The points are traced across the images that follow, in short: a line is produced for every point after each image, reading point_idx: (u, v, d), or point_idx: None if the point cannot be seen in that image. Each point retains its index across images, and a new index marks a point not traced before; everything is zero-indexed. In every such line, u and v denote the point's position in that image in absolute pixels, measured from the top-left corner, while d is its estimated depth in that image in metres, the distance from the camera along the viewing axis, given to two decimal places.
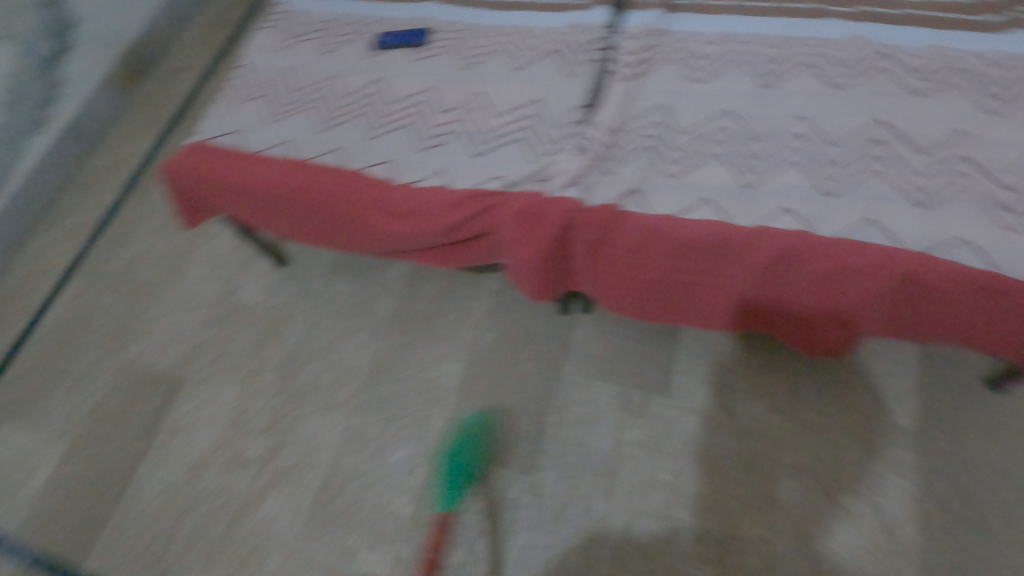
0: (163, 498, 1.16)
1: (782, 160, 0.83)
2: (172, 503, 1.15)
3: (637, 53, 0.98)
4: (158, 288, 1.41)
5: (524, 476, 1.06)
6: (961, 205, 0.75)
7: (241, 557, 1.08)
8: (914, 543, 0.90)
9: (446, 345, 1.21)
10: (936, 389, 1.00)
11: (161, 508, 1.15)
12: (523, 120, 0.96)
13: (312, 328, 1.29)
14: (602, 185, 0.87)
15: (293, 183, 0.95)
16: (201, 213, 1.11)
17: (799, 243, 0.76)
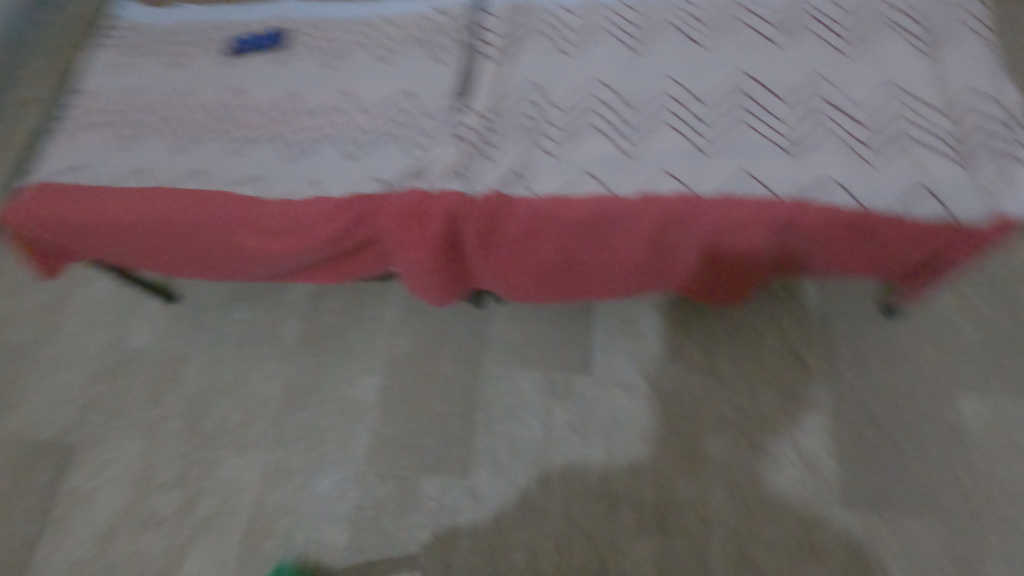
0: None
1: (659, 125, 0.83)
2: None
3: (501, 33, 0.95)
4: (35, 349, 1.27)
5: (458, 480, 1.03)
6: (824, 147, 0.77)
7: None
8: (836, 475, 0.94)
9: (360, 359, 1.15)
10: (839, 323, 1.03)
11: None
12: (395, 114, 0.91)
13: (216, 365, 1.20)
14: (482, 171, 0.84)
15: (157, 214, 0.88)
16: (64, 259, 1.01)
17: (681, 205, 0.76)
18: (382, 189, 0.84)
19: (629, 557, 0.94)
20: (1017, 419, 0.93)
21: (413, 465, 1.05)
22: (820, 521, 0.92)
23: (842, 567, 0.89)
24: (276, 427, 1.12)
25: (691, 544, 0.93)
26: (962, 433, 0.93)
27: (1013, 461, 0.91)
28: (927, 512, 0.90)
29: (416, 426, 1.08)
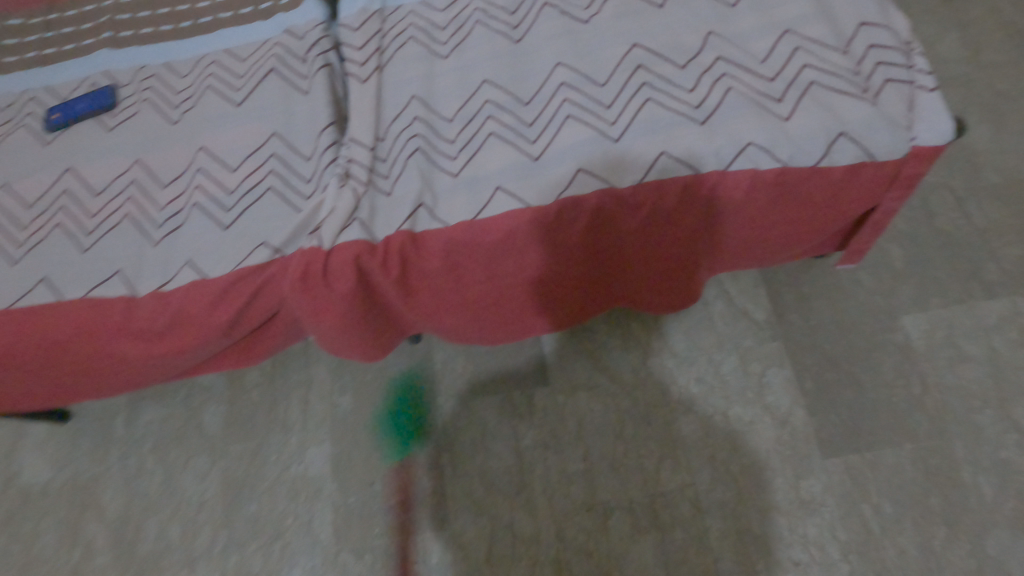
0: None
1: (560, 119, 0.76)
2: None
3: (365, 48, 0.84)
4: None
5: (439, 532, 0.95)
6: (732, 107, 0.72)
7: None
8: (808, 424, 0.94)
9: (301, 430, 1.04)
10: (776, 270, 1.03)
11: None
12: (266, 163, 0.80)
13: (137, 478, 1.05)
14: (382, 211, 0.74)
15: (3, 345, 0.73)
16: None
17: (603, 202, 0.70)
18: (271, 254, 0.72)
19: (631, 563, 0.90)
20: (955, 325, 0.96)
21: (387, 529, 0.96)
22: (804, 473, 0.91)
23: (835, 513, 0.89)
24: (223, 530, 1.00)
25: (689, 531, 0.90)
26: (910, 352, 0.95)
27: (961, 367, 0.94)
28: (898, 437, 0.91)
29: (380, 486, 0.99)
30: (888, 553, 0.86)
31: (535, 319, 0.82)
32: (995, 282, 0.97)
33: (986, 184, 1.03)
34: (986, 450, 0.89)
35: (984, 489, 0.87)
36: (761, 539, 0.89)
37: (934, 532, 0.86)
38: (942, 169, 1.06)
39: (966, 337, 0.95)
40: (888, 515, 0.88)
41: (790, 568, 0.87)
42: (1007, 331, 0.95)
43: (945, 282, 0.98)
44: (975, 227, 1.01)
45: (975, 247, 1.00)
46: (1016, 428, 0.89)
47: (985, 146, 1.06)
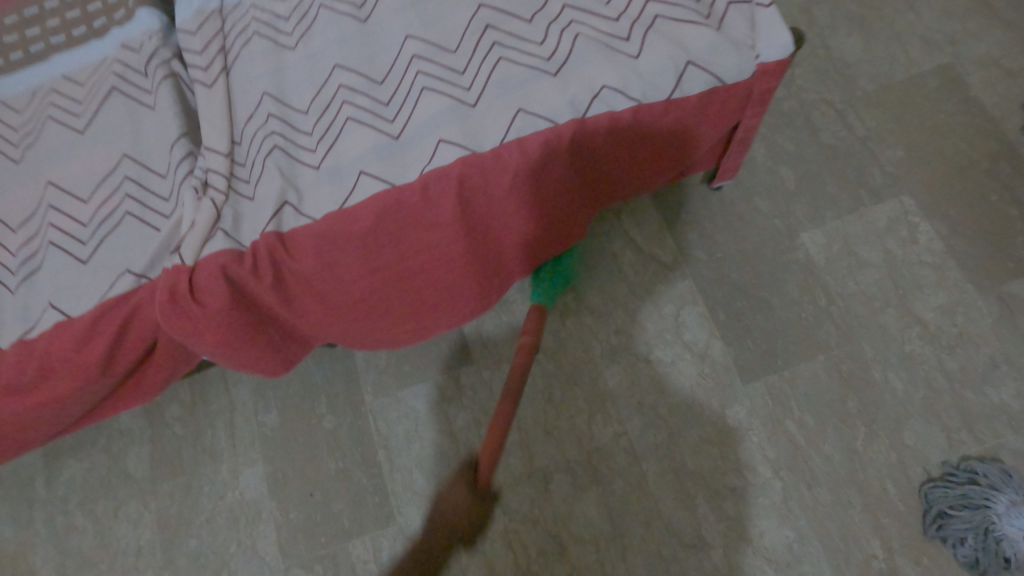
0: None
1: (416, 92, 0.73)
2: None
3: (206, 50, 0.80)
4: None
5: (387, 529, 0.94)
6: (582, 54, 0.71)
7: None
8: (727, 354, 0.95)
9: (231, 456, 1.01)
10: (677, 211, 1.03)
11: None
12: (120, 188, 0.75)
13: (66, 538, 1.00)
14: (247, 216, 0.71)
15: None
16: None
17: (465, 170, 0.68)
18: (135, 281, 0.69)
19: (577, 521, 0.91)
20: (851, 234, 0.98)
21: (333, 537, 0.95)
22: (728, 402, 0.93)
23: (761, 434, 0.91)
24: (167, 571, 0.97)
25: (628, 479, 0.91)
26: (812, 267, 0.98)
27: (861, 273, 0.96)
28: (811, 351, 0.94)
29: (320, 496, 0.97)
30: (815, 462, 0.89)
31: (438, 314, 0.77)
32: (881, 186, 1.00)
33: (862, 93, 1.06)
34: (892, 347, 0.92)
35: (895, 385, 0.90)
36: (696, 473, 0.90)
37: (854, 434, 0.89)
38: (821, 85, 1.07)
39: (861, 244, 0.98)
40: (811, 426, 0.90)
41: (727, 495, 0.89)
42: (898, 231, 0.97)
43: (837, 195, 1.01)
44: (856, 137, 1.03)
45: (859, 155, 1.02)
46: (916, 322, 0.93)
47: (856, 56, 1.08)
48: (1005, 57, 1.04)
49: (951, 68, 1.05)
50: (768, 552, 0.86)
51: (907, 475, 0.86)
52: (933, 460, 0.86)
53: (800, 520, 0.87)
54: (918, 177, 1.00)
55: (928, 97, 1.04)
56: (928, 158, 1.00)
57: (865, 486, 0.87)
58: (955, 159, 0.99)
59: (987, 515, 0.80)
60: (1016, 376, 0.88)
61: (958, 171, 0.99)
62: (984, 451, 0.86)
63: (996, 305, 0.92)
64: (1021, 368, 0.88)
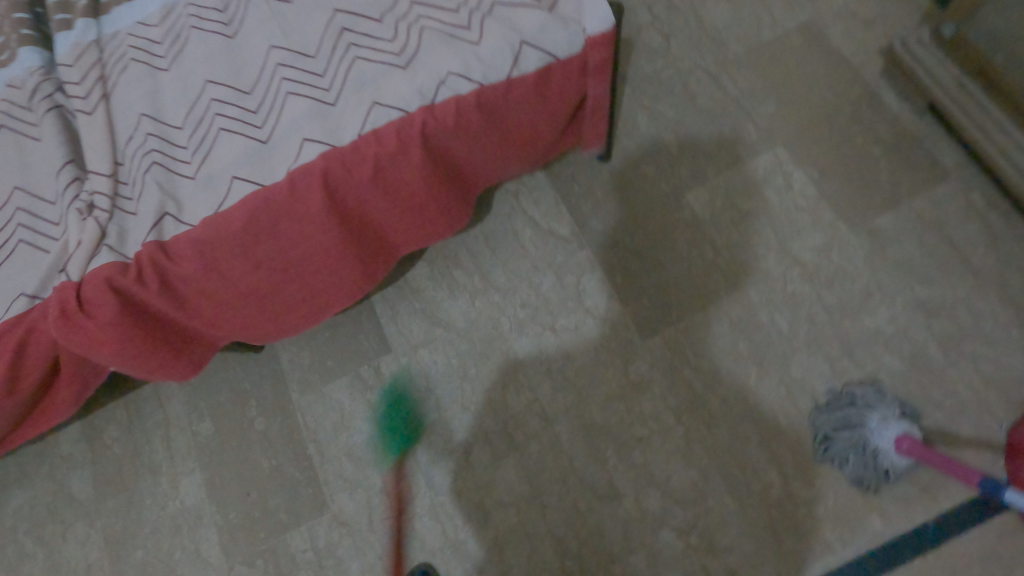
0: None
1: (281, 98, 0.78)
2: None
3: (85, 81, 0.84)
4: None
5: (321, 518, 0.98)
6: (428, 46, 0.76)
7: None
8: (625, 314, 1.01)
9: (169, 467, 1.05)
10: (570, 186, 1.09)
11: None
12: (13, 218, 0.79)
13: (17, 565, 1.03)
14: (133, 230, 0.76)
15: None
16: None
17: (327, 164, 0.73)
18: (29, 302, 0.73)
19: (498, 487, 0.95)
20: (731, 188, 1.04)
21: (272, 531, 0.99)
22: (630, 358, 0.98)
23: (662, 384, 0.96)
24: None
25: (542, 441, 0.96)
26: (699, 223, 1.03)
27: (743, 224, 1.02)
28: (703, 301, 0.99)
29: (256, 494, 1.01)
30: (713, 405, 0.94)
31: (331, 295, 0.84)
32: (757, 141, 1.06)
33: (733, 55, 1.12)
34: (777, 289, 0.98)
35: (780, 324, 0.96)
36: (605, 428, 0.95)
37: (747, 374, 0.95)
38: (695, 52, 1.13)
39: (742, 196, 1.03)
40: (706, 371, 0.96)
41: (634, 445, 0.94)
42: (774, 181, 1.03)
43: (716, 153, 1.06)
44: (730, 97, 1.09)
45: (734, 114, 1.08)
46: (796, 263, 0.98)
47: (725, 22, 1.14)
48: (861, 7, 1.10)
49: (813, 24, 1.11)
50: (675, 493, 0.91)
51: (796, 406, 0.92)
52: (819, 389, 0.92)
53: (702, 460, 0.92)
54: (790, 129, 1.06)
55: (795, 53, 1.10)
56: (797, 110, 1.06)
57: (760, 420, 0.92)
58: (821, 108, 1.06)
59: (864, 433, 0.84)
60: (889, 302, 0.94)
61: (825, 118, 1.05)
62: (864, 375, 0.91)
63: (866, 238, 0.98)
64: (893, 294, 0.94)
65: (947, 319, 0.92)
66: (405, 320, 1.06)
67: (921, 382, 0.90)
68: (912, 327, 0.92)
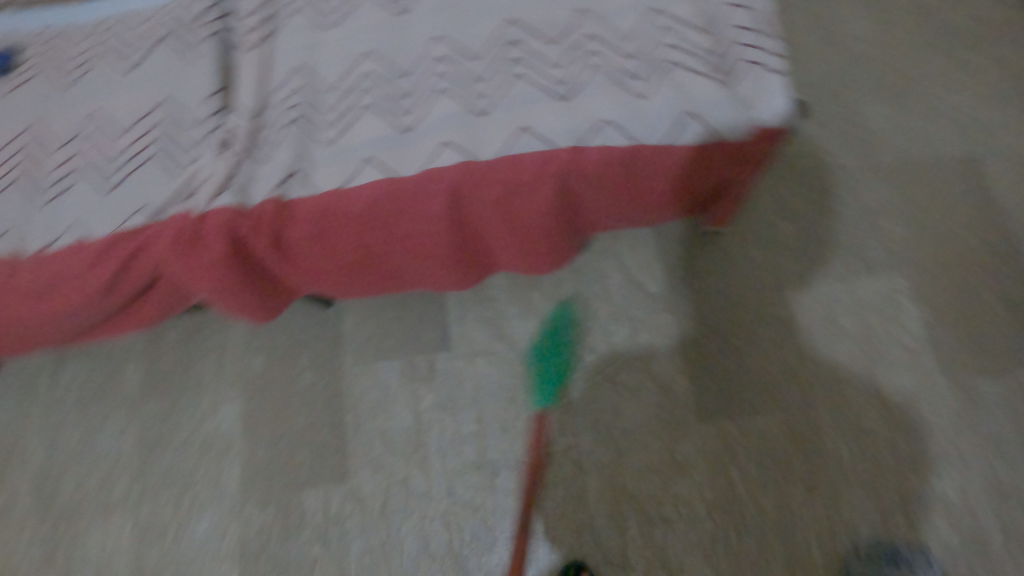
0: None
1: (432, 91, 0.78)
2: None
3: (256, 17, 0.86)
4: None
5: (339, 487, 1.01)
6: (592, 85, 0.74)
7: None
8: (688, 391, 0.99)
9: (213, 390, 1.08)
10: (670, 245, 1.06)
11: None
12: (154, 129, 0.82)
13: (57, 433, 1.09)
14: (259, 178, 0.77)
15: None
16: None
17: (460, 174, 0.72)
18: (149, 218, 0.76)
19: (513, 517, 0.96)
20: (835, 301, 1.00)
21: (290, 483, 1.02)
22: (679, 437, 0.96)
23: (704, 474, 0.94)
24: (138, 483, 1.05)
25: (569, 488, 0.96)
26: (791, 325, 0.99)
27: (836, 341, 0.98)
28: (771, 405, 0.96)
29: (286, 443, 1.04)
30: (749, 512, 0.92)
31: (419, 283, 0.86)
32: (877, 261, 1.01)
33: (880, 164, 1.06)
34: (850, 418, 0.94)
35: (843, 454, 0.92)
36: (634, 497, 0.94)
37: (794, 494, 0.92)
38: (842, 148, 1.08)
39: (844, 312, 0.99)
40: (752, 476, 0.93)
41: (658, 524, 0.93)
42: (882, 308, 0.99)
43: (831, 259, 1.02)
44: (864, 207, 1.04)
45: (862, 226, 1.03)
46: (878, 399, 0.94)
47: (883, 127, 1.08)
48: None
49: (973, 158, 1.05)
50: None
51: (833, 543, 0.89)
52: (862, 534, 0.89)
53: (722, 563, 0.90)
54: (915, 259, 1.00)
55: (945, 182, 1.04)
56: (929, 242, 1.01)
57: (792, 545, 0.89)
58: (956, 249, 1.00)
59: None
60: (963, 471, 0.90)
61: (956, 261, 0.99)
62: (913, 536, 0.88)
63: (960, 398, 0.93)
64: (970, 464, 0.90)
65: (1019, 508, 0.87)
66: (470, 323, 1.06)
67: (971, 564, 0.86)
68: (980, 505, 0.88)
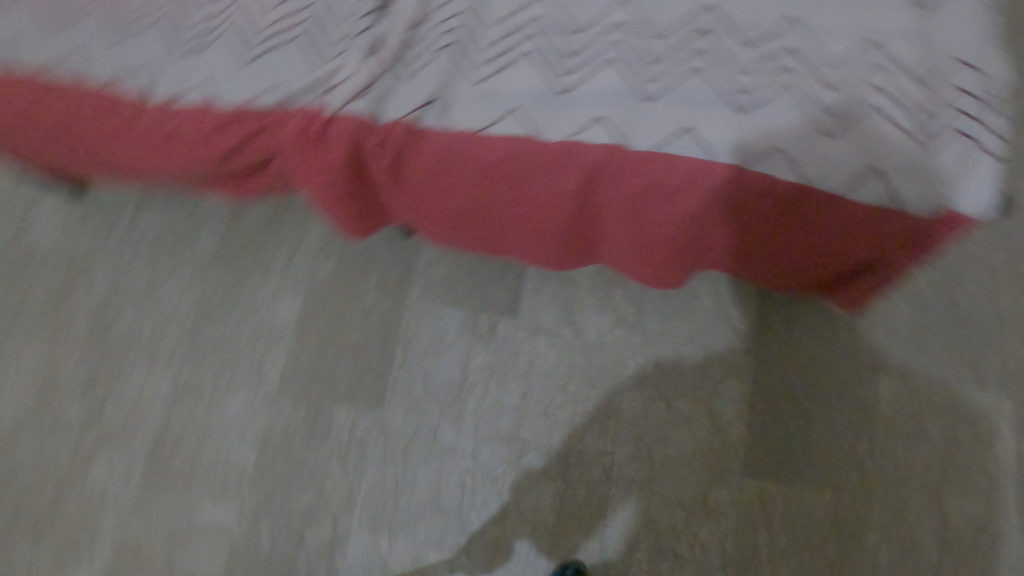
0: None
1: (601, 58, 0.72)
2: None
3: None
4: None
5: (371, 413, 1.01)
6: (778, 104, 0.66)
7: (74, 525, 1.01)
8: (742, 440, 0.94)
9: (279, 280, 1.09)
10: (773, 288, 0.99)
11: None
12: (307, 10, 0.78)
13: (127, 272, 1.12)
14: (397, 94, 0.73)
15: (37, 104, 0.77)
16: None
17: (606, 157, 0.67)
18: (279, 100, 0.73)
19: (528, 500, 0.95)
20: (929, 403, 0.92)
21: (326, 393, 1.03)
22: (717, 482, 0.93)
23: (730, 526, 0.91)
24: (188, 343, 1.08)
25: (591, 493, 0.94)
26: (873, 412, 0.93)
27: (916, 444, 0.91)
28: (822, 483, 0.91)
29: (333, 354, 1.05)
30: None
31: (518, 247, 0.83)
32: (990, 377, 0.93)
33: None
34: (902, 525, 0.88)
35: (881, 558, 0.88)
36: (653, 523, 0.92)
37: None
38: (994, 247, 0.98)
39: (935, 418, 0.92)
40: (779, 546, 0.89)
41: (669, 558, 0.91)
42: (978, 427, 0.91)
43: (941, 359, 0.94)
44: (996, 317, 0.95)
45: (987, 336, 0.94)
46: (939, 518, 0.88)
47: None
48: None
49: None
50: None
51: None
52: None
53: None
54: None
55: None
56: None
57: None
58: None
59: None
60: None
61: None
62: None
63: None
64: None
65: None
66: (544, 299, 1.03)
67: None
68: None
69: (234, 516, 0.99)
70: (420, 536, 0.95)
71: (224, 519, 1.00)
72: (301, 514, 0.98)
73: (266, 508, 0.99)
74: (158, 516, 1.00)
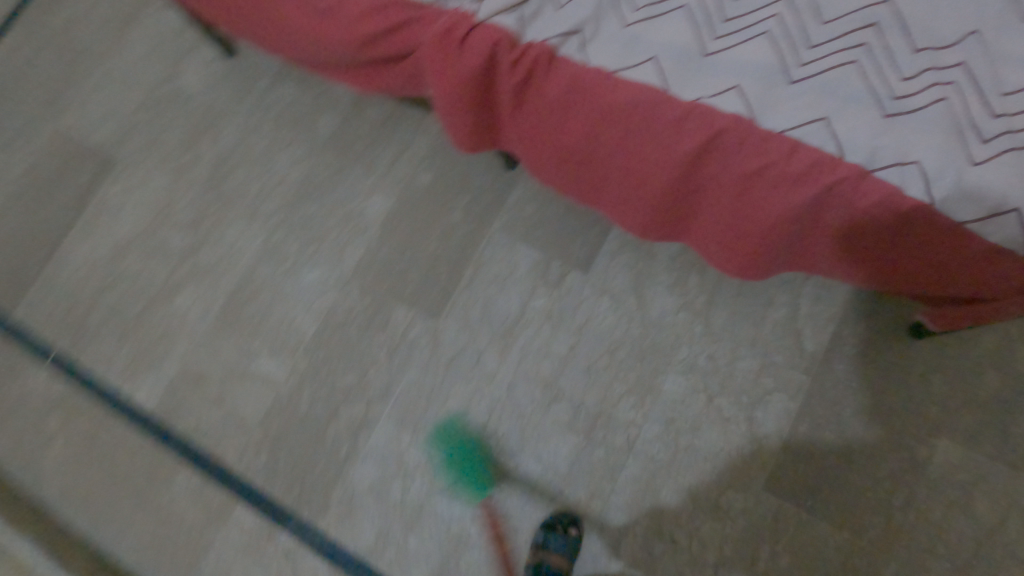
0: (87, 273, 1.19)
1: (757, 27, 0.70)
2: (92, 279, 1.18)
3: None
4: (96, 54, 1.31)
5: (427, 320, 1.07)
6: (927, 117, 0.64)
7: (151, 338, 1.14)
8: (773, 455, 0.93)
9: (378, 177, 1.15)
10: (854, 320, 0.95)
11: (85, 282, 1.18)
12: None
13: (250, 133, 1.22)
14: (545, 17, 0.74)
15: None
16: None
17: (731, 126, 0.66)
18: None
19: (547, 444, 0.98)
20: (982, 480, 0.88)
21: (393, 290, 1.09)
22: (735, 486, 0.92)
23: (735, 530, 0.91)
24: (285, 211, 1.16)
25: (609, 456, 0.96)
26: (919, 469, 0.90)
27: (954, 515, 0.87)
28: (842, 521, 0.89)
29: (408, 257, 1.10)
30: None
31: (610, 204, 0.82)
32: None
33: None
34: None
35: None
36: (660, 503, 0.93)
37: None
38: None
39: (983, 496, 0.88)
40: (778, 565, 0.89)
41: (665, 539, 0.92)
42: None
43: (1009, 441, 0.89)
44: None
45: None
46: None
47: None
48: None
49: None
50: None
51: None
52: None
53: None
54: None
55: None
56: None
57: None
58: None
59: None
60: None
61: None
62: None
63: None
64: None
65: None
66: (619, 263, 1.04)
67: None
68: None
69: (283, 373, 1.08)
70: (438, 443, 1.01)
71: (275, 372, 1.09)
72: (341, 390, 1.06)
73: (313, 375, 1.07)
74: (221, 353, 1.11)
